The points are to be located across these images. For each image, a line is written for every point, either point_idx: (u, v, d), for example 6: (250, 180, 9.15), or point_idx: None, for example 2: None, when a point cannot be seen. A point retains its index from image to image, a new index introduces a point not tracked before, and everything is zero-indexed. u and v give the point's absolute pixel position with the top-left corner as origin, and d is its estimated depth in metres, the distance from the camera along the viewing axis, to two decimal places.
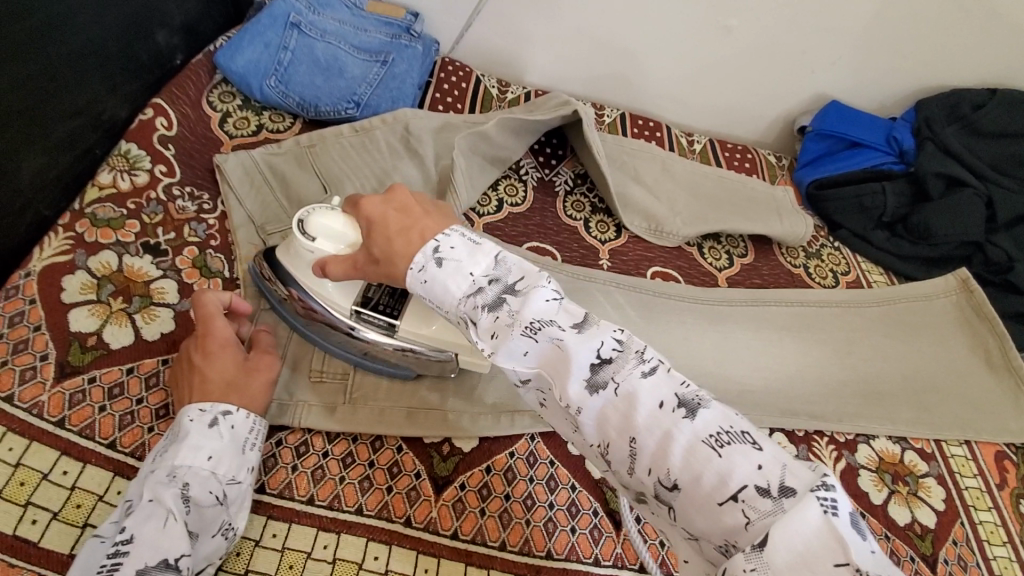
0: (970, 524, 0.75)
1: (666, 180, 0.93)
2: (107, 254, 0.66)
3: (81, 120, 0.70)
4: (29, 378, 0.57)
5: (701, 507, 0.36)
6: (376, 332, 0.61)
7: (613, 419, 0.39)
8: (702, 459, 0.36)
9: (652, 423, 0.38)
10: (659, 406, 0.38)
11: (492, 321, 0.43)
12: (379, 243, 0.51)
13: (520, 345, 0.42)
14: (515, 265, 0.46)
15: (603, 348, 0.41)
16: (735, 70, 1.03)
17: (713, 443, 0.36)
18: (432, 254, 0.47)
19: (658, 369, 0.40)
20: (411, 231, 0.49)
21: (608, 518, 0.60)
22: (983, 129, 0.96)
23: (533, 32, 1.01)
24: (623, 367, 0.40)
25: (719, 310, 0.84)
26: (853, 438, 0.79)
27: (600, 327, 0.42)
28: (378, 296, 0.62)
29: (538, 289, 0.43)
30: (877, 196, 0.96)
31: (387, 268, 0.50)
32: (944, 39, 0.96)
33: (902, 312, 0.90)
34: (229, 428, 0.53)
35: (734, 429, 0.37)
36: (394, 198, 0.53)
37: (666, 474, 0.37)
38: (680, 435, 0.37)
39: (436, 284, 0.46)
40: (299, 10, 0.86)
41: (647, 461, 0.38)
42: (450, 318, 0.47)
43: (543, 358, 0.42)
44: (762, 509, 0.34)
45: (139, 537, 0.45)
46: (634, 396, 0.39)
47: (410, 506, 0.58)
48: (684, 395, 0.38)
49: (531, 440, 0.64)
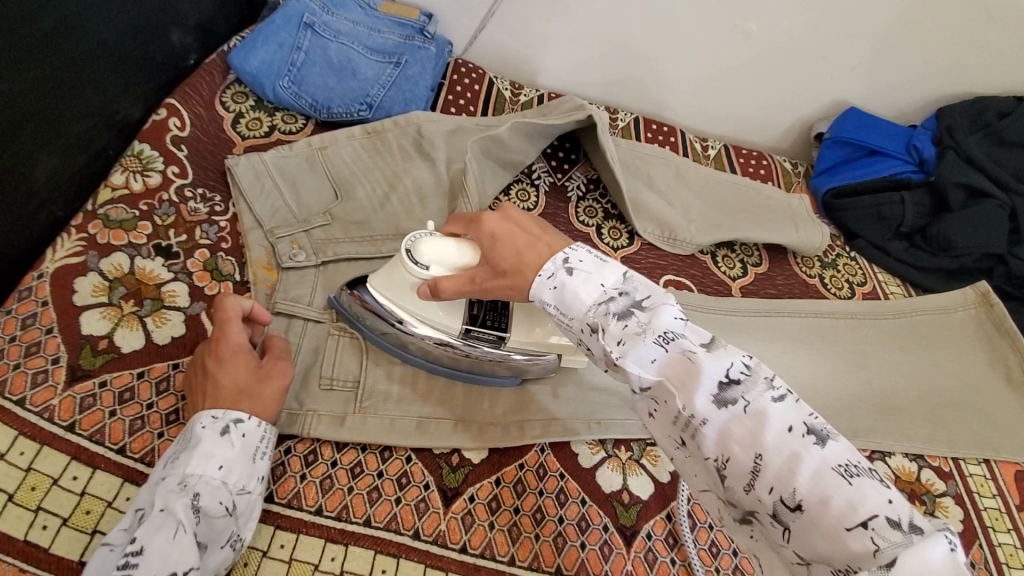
0: (988, 545, 0.73)
1: (680, 187, 0.92)
2: (119, 256, 0.66)
3: (96, 121, 0.70)
4: (40, 381, 0.57)
5: (824, 531, 0.36)
6: (488, 345, 0.63)
7: (737, 436, 0.39)
8: (831, 485, 0.36)
9: (781, 443, 0.38)
10: (789, 430, 0.38)
11: (620, 329, 0.45)
12: (505, 258, 0.53)
13: (649, 352, 0.43)
14: (642, 284, 0.48)
15: (733, 368, 0.41)
16: (753, 75, 1.01)
17: (843, 472, 0.36)
18: (562, 264, 0.50)
19: (788, 397, 0.40)
20: (538, 246, 0.52)
21: (619, 534, 0.59)
22: (1007, 138, 0.94)
23: (548, 35, 1.00)
24: (753, 388, 0.40)
25: (732, 320, 0.83)
26: (869, 454, 0.77)
27: (728, 351, 0.42)
28: (483, 313, 0.64)
29: (665, 307, 0.45)
30: (895, 206, 0.95)
31: (515, 281, 0.52)
32: (970, 44, 0.94)
33: (920, 326, 0.89)
34: (240, 437, 0.53)
35: (862, 465, 0.37)
36: (511, 215, 0.56)
37: (790, 494, 0.37)
38: (808, 459, 0.37)
39: (566, 290, 0.48)
40: (313, 10, 0.85)
41: (771, 479, 0.37)
42: (571, 325, 0.48)
43: (667, 367, 0.43)
44: (893, 540, 0.33)
45: (150, 548, 0.44)
46: (765, 414, 0.39)
47: (418, 518, 0.57)
48: (815, 424, 0.38)
49: (541, 451, 0.63)
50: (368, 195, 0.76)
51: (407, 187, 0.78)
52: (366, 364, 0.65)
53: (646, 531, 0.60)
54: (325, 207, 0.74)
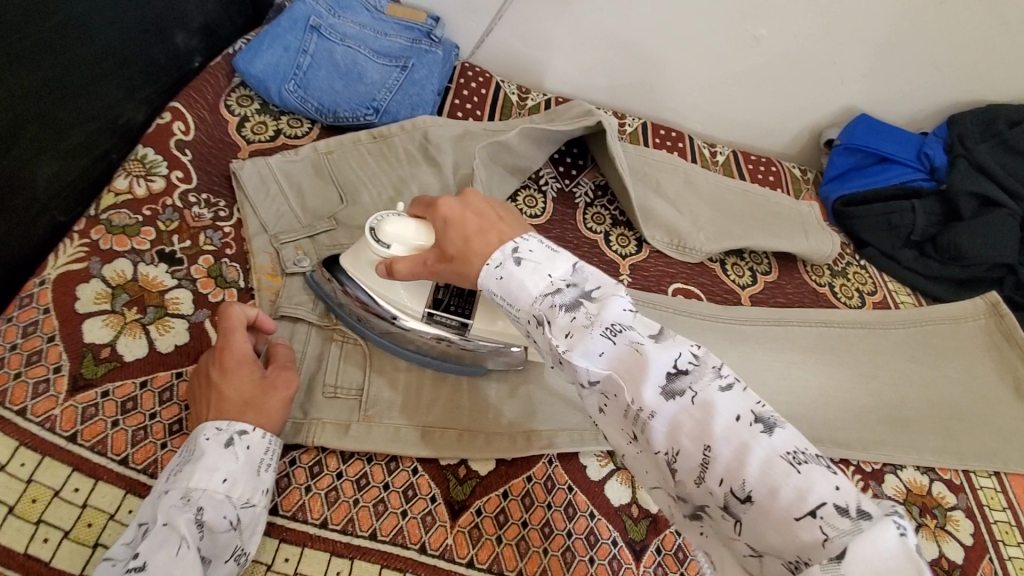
0: (1000, 560, 0.72)
1: (689, 193, 0.91)
2: (122, 263, 0.65)
3: (99, 125, 0.69)
4: (41, 391, 0.56)
5: (773, 522, 0.34)
6: (452, 332, 0.63)
7: (686, 427, 0.38)
8: (780, 474, 0.34)
9: (729, 433, 0.36)
10: (736, 419, 0.37)
11: (569, 321, 0.43)
12: (453, 243, 0.52)
13: (598, 345, 0.42)
14: (592, 274, 0.47)
15: (681, 358, 0.40)
16: (762, 80, 1.00)
17: (792, 459, 0.35)
18: (510, 254, 0.48)
19: (735, 386, 0.38)
20: (489, 233, 0.51)
21: (628, 549, 0.59)
22: (1019, 147, 0.93)
23: (555, 39, 0.99)
24: (701, 378, 0.39)
25: (741, 330, 0.82)
26: (879, 467, 0.76)
27: (676, 340, 0.41)
28: (448, 298, 0.63)
29: (615, 297, 0.44)
30: (906, 214, 0.93)
31: (461, 266, 0.51)
32: (983, 50, 0.93)
33: (930, 336, 0.88)
34: (245, 449, 0.52)
35: (810, 452, 0.35)
36: (470, 201, 0.55)
37: (740, 486, 0.35)
38: (756, 448, 0.35)
39: (513, 281, 0.47)
40: (319, 13, 0.84)
41: (720, 471, 0.36)
42: (518, 317, 0.47)
43: (617, 361, 0.41)
44: (841, 528, 0.32)
45: (151, 565, 0.43)
46: (712, 405, 0.37)
47: (425, 532, 0.56)
48: (762, 412, 0.37)
49: (549, 464, 0.62)
50: (373, 201, 0.75)
51: (413, 193, 0.77)
52: (371, 371, 0.64)
53: (655, 545, 0.59)
54: (330, 213, 0.73)
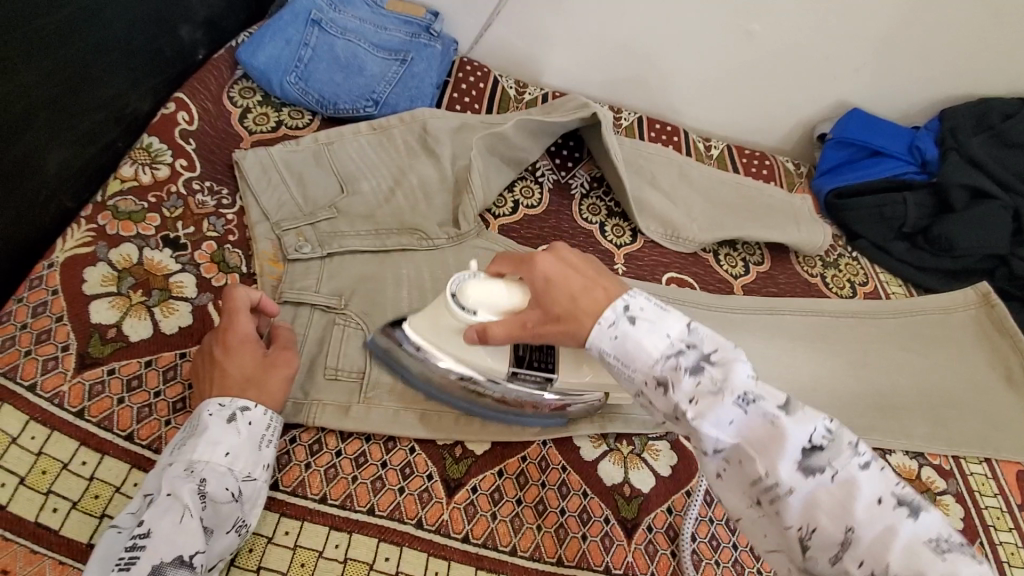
0: (989, 543, 0.74)
1: (683, 186, 0.93)
2: (128, 247, 0.66)
3: (107, 113, 0.71)
4: (51, 368, 0.58)
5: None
6: (537, 388, 0.60)
7: (825, 505, 0.39)
8: (925, 560, 0.35)
9: (871, 515, 0.37)
10: (879, 502, 0.38)
11: (694, 387, 0.43)
12: (559, 303, 0.51)
13: (728, 413, 0.42)
14: (706, 335, 0.46)
15: (818, 434, 0.40)
16: (756, 75, 1.02)
17: (936, 548, 0.36)
18: (624, 313, 0.48)
19: (872, 465, 0.40)
20: (593, 291, 0.50)
21: (620, 526, 0.60)
22: (1012, 140, 0.94)
23: (552, 34, 1.01)
24: (838, 456, 0.40)
25: (734, 318, 0.83)
26: (870, 452, 0.77)
27: (808, 413, 0.41)
28: (530, 354, 0.60)
29: (738, 363, 0.43)
30: (898, 207, 0.95)
31: (570, 325, 0.50)
32: (972, 44, 0.94)
33: (920, 325, 0.89)
34: (247, 425, 0.53)
35: (951, 540, 0.37)
36: (563, 255, 0.54)
37: (883, 570, 0.36)
38: (901, 532, 0.37)
39: (630, 342, 0.46)
40: (320, 7, 0.86)
41: (862, 552, 0.37)
42: (635, 377, 0.47)
43: (747, 432, 0.41)
44: None
45: (157, 532, 0.45)
46: (853, 485, 0.38)
47: (422, 508, 0.58)
48: (904, 495, 0.38)
49: (543, 444, 0.64)
50: (373, 190, 0.77)
51: (412, 183, 0.79)
52: (370, 354, 0.65)
53: (647, 524, 0.61)
54: (331, 201, 0.75)
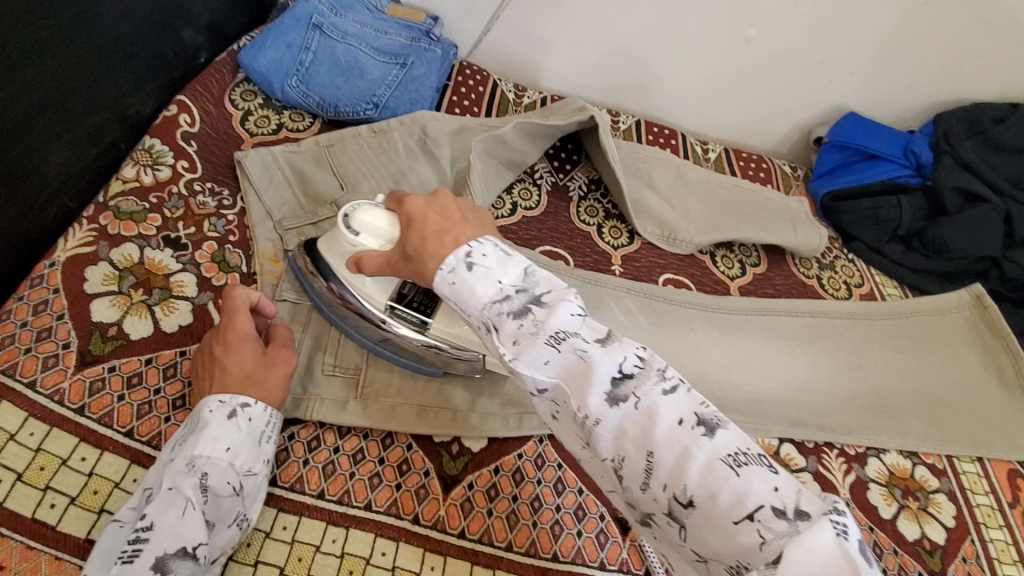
0: (980, 542, 0.74)
1: (680, 187, 0.93)
2: (129, 246, 0.67)
3: (108, 115, 0.72)
4: (51, 365, 0.58)
5: (714, 526, 0.36)
6: (409, 328, 0.61)
7: (632, 434, 0.39)
8: (719, 478, 0.36)
9: (671, 438, 0.37)
10: (679, 423, 0.38)
11: (516, 328, 0.43)
12: (412, 244, 0.52)
13: (543, 353, 0.41)
14: (543, 278, 0.46)
15: (626, 363, 0.40)
16: (753, 79, 1.03)
17: (732, 462, 0.36)
18: (463, 258, 0.47)
19: (679, 388, 0.40)
20: (444, 234, 0.50)
21: (615, 523, 0.60)
22: (1003, 145, 0.95)
23: (551, 39, 1.02)
24: (645, 383, 0.40)
25: (730, 319, 0.84)
26: (863, 451, 0.78)
27: (623, 344, 0.42)
28: (413, 294, 0.62)
29: (564, 303, 0.43)
30: (892, 209, 0.96)
31: (417, 266, 0.51)
32: (966, 48, 0.95)
33: (916, 326, 0.90)
34: (247, 421, 0.54)
35: (752, 452, 0.37)
36: (438, 201, 0.53)
37: (682, 491, 0.37)
38: (698, 452, 0.37)
39: (463, 287, 0.46)
40: (321, 12, 0.87)
41: (664, 476, 0.38)
42: (469, 323, 0.47)
43: (564, 370, 0.41)
44: (778, 530, 0.34)
45: (159, 525, 0.46)
46: (654, 411, 0.38)
47: (418, 504, 0.58)
48: (704, 414, 0.38)
49: (539, 442, 0.64)
50: (372, 190, 0.78)
51: (411, 185, 0.80)
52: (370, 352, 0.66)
53: None
54: (331, 200, 0.76)
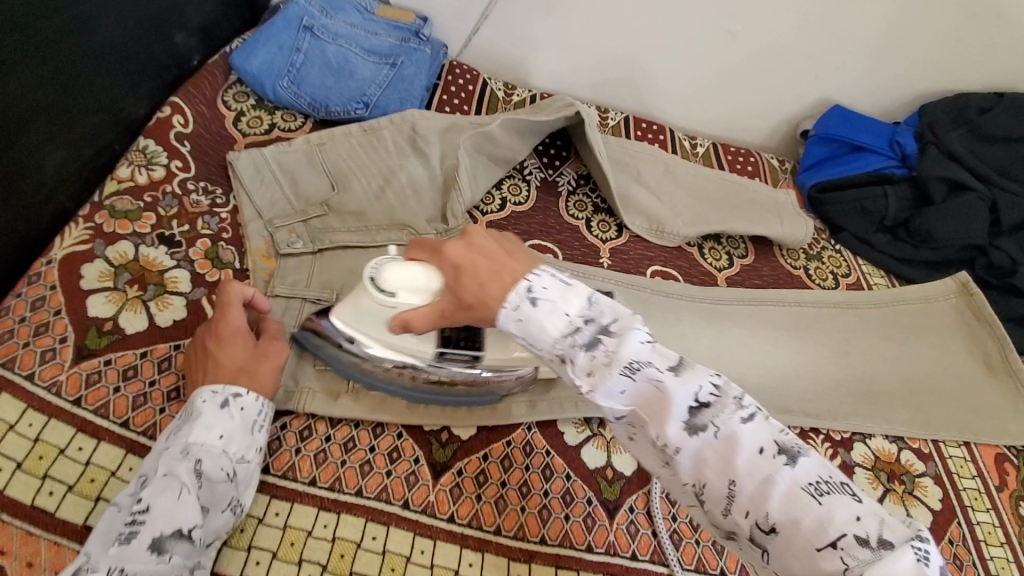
0: (967, 524, 0.75)
1: (668, 182, 0.95)
2: (124, 244, 0.69)
3: (104, 117, 0.73)
4: (49, 359, 0.60)
5: (799, 552, 0.38)
6: (463, 365, 0.61)
7: (711, 461, 0.41)
8: (802, 507, 0.38)
9: (753, 466, 0.40)
10: (760, 451, 0.40)
11: (590, 360, 0.45)
12: (469, 291, 0.50)
13: (619, 384, 0.43)
14: (606, 304, 0.47)
15: (702, 392, 0.42)
16: (739, 74, 1.04)
17: (814, 492, 0.38)
18: (525, 295, 0.47)
19: (757, 416, 0.41)
20: (503, 274, 0.49)
21: (602, 507, 0.62)
22: (989, 133, 0.96)
23: (539, 38, 1.03)
24: (723, 411, 0.41)
25: (716, 309, 0.85)
26: (848, 436, 0.79)
27: (696, 371, 0.43)
28: (456, 334, 0.61)
29: (632, 330, 0.44)
30: (878, 200, 0.97)
31: (481, 314, 0.49)
32: (949, 40, 0.96)
33: (902, 314, 0.91)
34: (240, 410, 0.55)
35: (833, 480, 0.39)
36: (475, 242, 0.52)
37: (764, 518, 0.39)
38: (780, 480, 0.39)
39: (531, 323, 0.46)
40: (311, 14, 0.89)
41: (745, 503, 0.39)
42: (539, 355, 0.48)
43: (639, 398, 0.43)
44: (862, 558, 0.36)
45: (155, 508, 0.48)
46: (735, 439, 0.40)
47: (408, 490, 0.59)
48: (784, 442, 0.40)
49: (528, 430, 0.65)
50: (363, 188, 0.79)
51: (402, 181, 0.81)
52: None
53: (629, 504, 0.62)
54: (322, 199, 0.77)
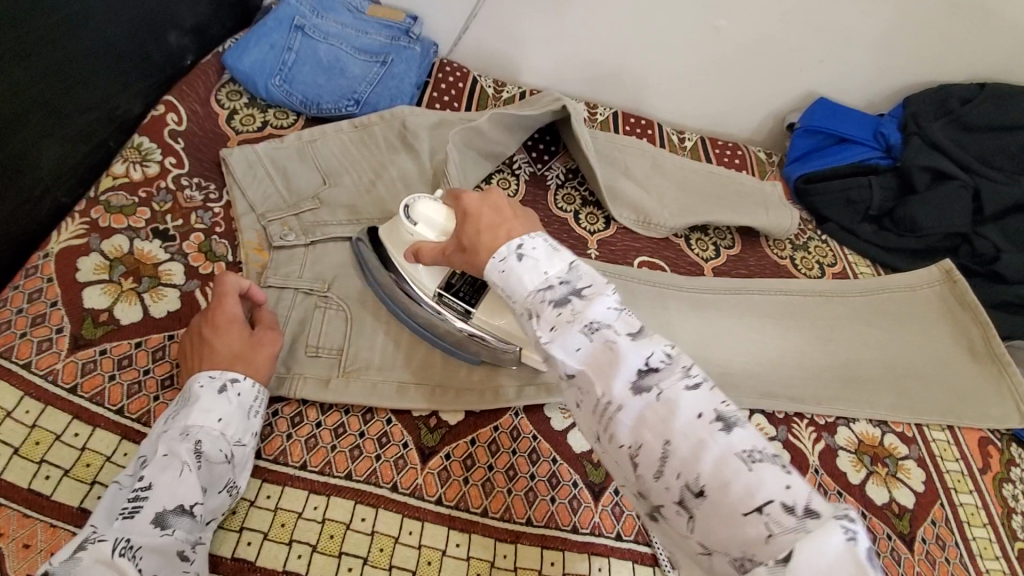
0: (950, 506, 0.76)
1: (655, 175, 0.96)
2: (119, 238, 0.70)
3: (98, 115, 0.75)
4: (45, 348, 0.61)
5: (724, 517, 0.37)
6: (455, 316, 0.66)
7: (650, 422, 0.40)
8: (731, 470, 0.37)
9: (689, 429, 0.39)
10: (698, 416, 0.39)
11: (555, 316, 0.45)
12: (468, 235, 0.54)
13: (576, 341, 0.44)
14: (585, 273, 0.48)
15: (653, 357, 0.42)
16: (725, 69, 1.06)
17: (746, 458, 0.37)
18: (514, 249, 0.49)
19: (702, 386, 0.41)
20: (498, 229, 0.52)
21: (587, 489, 0.63)
22: (971, 123, 0.97)
23: (528, 36, 1.05)
24: (668, 377, 0.41)
25: (702, 298, 0.87)
26: (832, 420, 0.80)
27: (652, 339, 0.43)
28: (461, 284, 0.67)
29: (602, 296, 0.45)
30: (863, 189, 0.99)
31: (470, 258, 0.53)
32: (931, 32, 0.97)
33: (886, 302, 0.92)
34: (236, 395, 0.57)
35: (765, 451, 0.38)
36: (491, 198, 0.56)
37: (694, 479, 0.38)
38: (712, 445, 0.38)
39: (512, 274, 0.48)
40: (303, 13, 0.90)
41: (676, 465, 0.39)
42: (512, 309, 0.49)
43: (591, 357, 0.44)
44: (786, 525, 0.35)
45: (158, 484, 0.49)
46: (675, 402, 0.40)
47: (397, 473, 0.61)
48: (723, 412, 0.39)
49: (515, 415, 0.67)
50: (354, 182, 0.81)
51: (392, 176, 0.83)
52: (350, 334, 0.69)
53: (614, 487, 0.64)
54: (313, 193, 0.79)
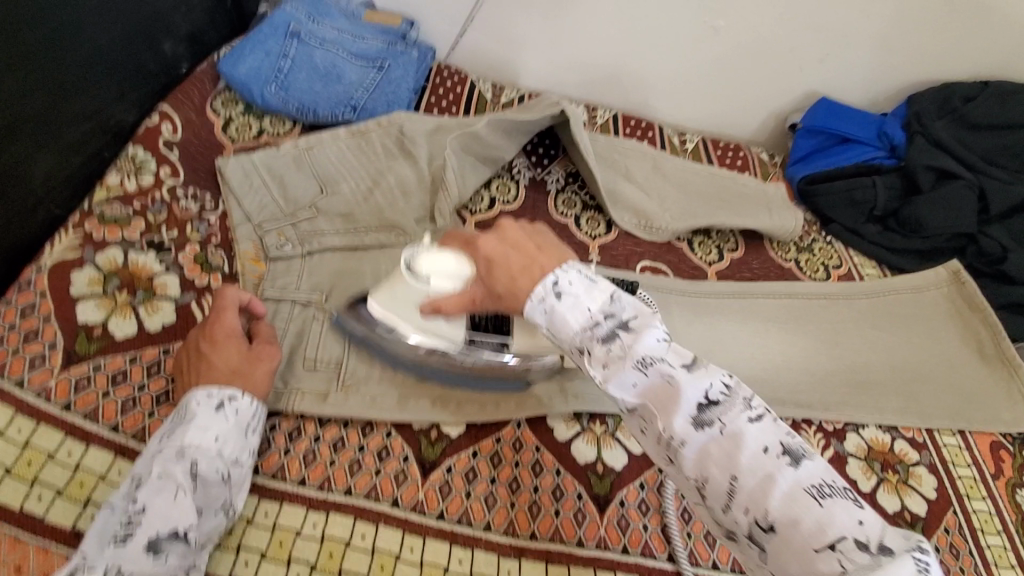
0: (963, 513, 0.75)
1: (657, 178, 0.95)
2: (114, 250, 0.69)
3: (92, 125, 0.74)
4: (38, 364, 0.60)
5: (796, 553, 0.37)
6: (491, 350, 0.64)
7: (715, 456, 0.40)
8: (802, 506, 0.37)
9: (756, 464, 0.39)
10: (764, 451, 0.39)
11: (605, 353, 0.45)
12: (500, 281, 0.51)
13: (631, 377, 0.43)
14: (628, 302, 0.47)
15: (712, 390, 0.42)
16: (725, 70, 1.05)
17: (816, 493, 0.38)
18: (552, 287, 0.47)
19: (765, 418, 0.41)
20: (532, 269, 0.49)
21: (592, 502, 0.62)
22: (975, 122, 0.96)
23: (526, 39, 1.04)
24: (731, 410, 0.41)
25: (706, 303, 0.85)
26: (841, 426, 0.79)
27: (709, 370, 0.43)
28: (486, 321, 0.65)
29: (650, 328, 0.44)
30: (868, 190, 0.97)
31: (512, 305, 0.50)
32: (934, 29, 0.96)
33: (893, 304, 0.91)
34: (234, 413, 0.56)
35: (835, 485, 0.38)
36: (507, 234, 0.53)
37: (763, 515, 0.38)
38: (782, 479, 0.38)
39: (554, 314, 0.47)
40: (298, 20, 0.90)
41: (745, 500, 0.39)
42: (558, 346, 0.48)
43: (649, 392, 0.43)
44: (860, 562, 0.35)
45: (151, 508, 0.48)
46: (740, 436, 0.40)
47: (397, 488, 0.60)
48: (789, 445, 0.40)
49: (517, 426, 0.66)
50: (351, 190, 0.80)
51: (390, 183, 0.82)
52: (349, 345, 0.68)
53: (619, 499, 0.63)
54: (310, 202, 0.78)
